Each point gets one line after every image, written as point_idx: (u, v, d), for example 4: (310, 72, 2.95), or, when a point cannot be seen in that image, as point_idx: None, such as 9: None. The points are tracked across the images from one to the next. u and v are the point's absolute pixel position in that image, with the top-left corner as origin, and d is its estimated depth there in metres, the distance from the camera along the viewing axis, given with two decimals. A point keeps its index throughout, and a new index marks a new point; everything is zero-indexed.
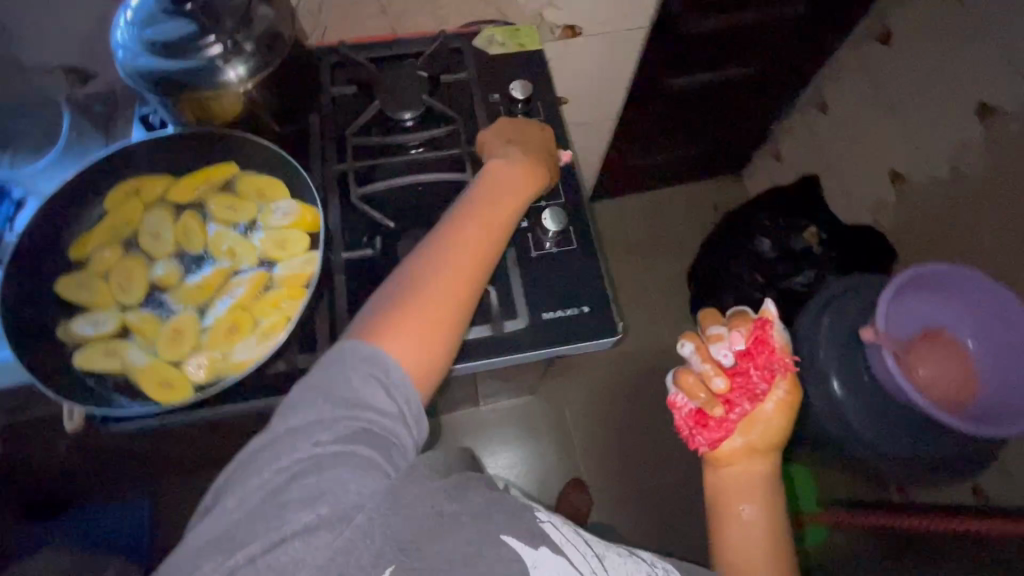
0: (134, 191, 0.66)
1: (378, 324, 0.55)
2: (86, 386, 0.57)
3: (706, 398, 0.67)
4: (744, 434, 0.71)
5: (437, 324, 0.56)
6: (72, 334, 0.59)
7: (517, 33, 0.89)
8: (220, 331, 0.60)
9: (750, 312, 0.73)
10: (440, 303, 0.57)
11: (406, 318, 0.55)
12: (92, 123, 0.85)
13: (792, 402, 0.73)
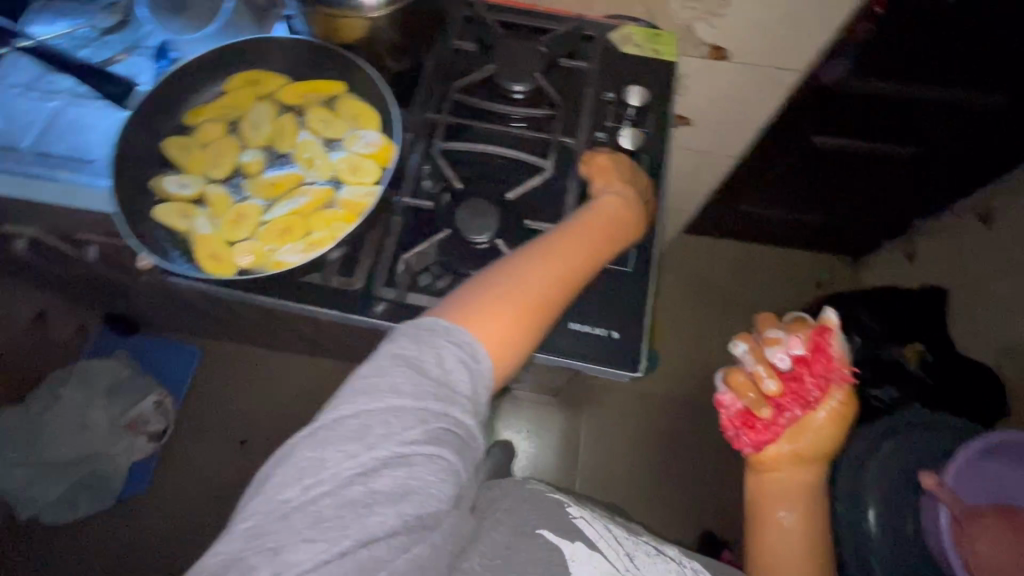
0: (251, 82, 0.72)
1: (466, 310, 0.58)
2: (157, 236, 0.65)
3: (754, 398, 0.78)
4: (793, 440, 0.78)
5: (515, 331, 0.59)
6: (161, 187, 0.66)
7: (657, 38, 0.85)
8: (275, 229, 0.65)
9: (809, 320, 0.80)
10: (523, 313, 0.60)
11: (491, 313, 0.59)
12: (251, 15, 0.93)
13: (844, 412, 0.78)
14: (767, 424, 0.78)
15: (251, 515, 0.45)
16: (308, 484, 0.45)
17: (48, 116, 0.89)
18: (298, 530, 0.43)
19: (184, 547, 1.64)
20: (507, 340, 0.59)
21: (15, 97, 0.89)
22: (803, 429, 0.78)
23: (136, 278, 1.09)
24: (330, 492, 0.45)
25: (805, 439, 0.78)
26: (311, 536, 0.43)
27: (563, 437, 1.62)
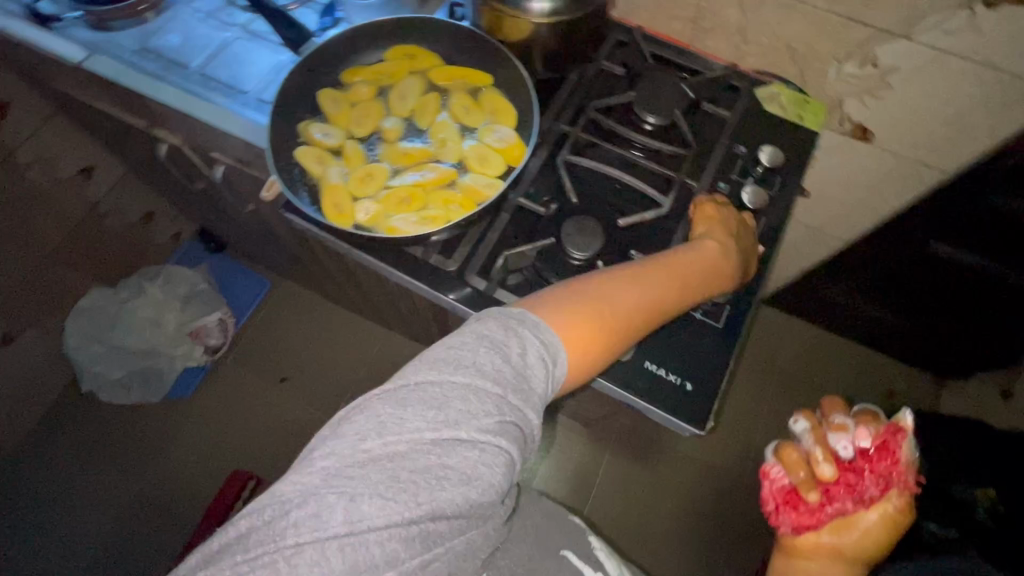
0: (408, 56, 0.76)
1: (552, 311, 0.58)
2: (294, 174, 0.69)
3: (804, 477, 0.70)
4: (831, 533, 0.71)
5: (593, 347, 0.59)
6: (307, 131, 0.71)
7: (804, 105, 0.83)
8: (396, 196, 0.68)
9: (882, 415, 0.73)
10: (603, 333, 0.60)
11: (574, 323, 0.59)
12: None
13: (898, 520, 0.70)
14: (810, 509, 0.71)
15: (328, 455, 0.46)
16: (388, 438, 0.47)
17: (220, 43, 0.99)
18: (372, 483, 0.45)
19: (209, 458, 1.74)
20: (583, 355, 0.59)
21: (200, 23, 1.01)
22: (848, 525, 0.71)
23: (247, 204, 1.18)
24: (404, 456, 0.46)
25: (845, 535, 0.71)
26: (381, 490, 0.45)
27: (584, 466, 1.60)
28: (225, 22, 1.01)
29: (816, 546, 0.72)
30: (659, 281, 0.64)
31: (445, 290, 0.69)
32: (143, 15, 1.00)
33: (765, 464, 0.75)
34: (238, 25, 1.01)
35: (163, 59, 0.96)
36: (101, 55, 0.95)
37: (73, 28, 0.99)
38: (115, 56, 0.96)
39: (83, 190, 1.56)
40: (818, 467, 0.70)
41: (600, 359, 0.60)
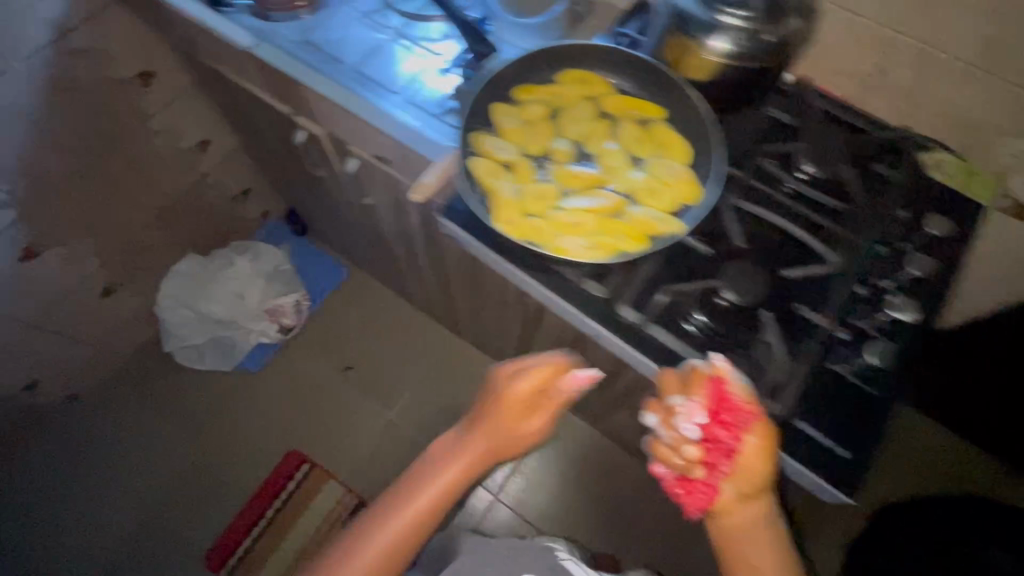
0: (582, 80, 0.81)
1: (326, 574, 0.71)
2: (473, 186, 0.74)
3: (683, 462, 0.62)
4: (762, 556, 0.63)
5: (374, 557, 0.72)
6: (483, 145, 0.76)
7: (972, 176, 0.86)
8: (572, 217, 0.74)
9: (701, 365, 0.68)
10: (385, 558, 0.72)
11: (357, 548, 0.73)
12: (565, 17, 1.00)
13: (768, 447, 0.63)
14: (733, 533, 0.63)
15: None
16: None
17: (373, 44, 1.03)
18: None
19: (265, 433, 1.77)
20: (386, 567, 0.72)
21: (358, 23, 1.05)
22: (764, 534, 0.63)
23: (364, 197, 1.22)
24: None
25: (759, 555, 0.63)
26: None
27: (627, 492, 1.61)
28: (383, 25, 1.05)
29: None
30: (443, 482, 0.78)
31: (603, 321, 0.72)
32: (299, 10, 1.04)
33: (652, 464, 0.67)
34: (395, 29, 1.05)
35: (319, 52, 1.01)
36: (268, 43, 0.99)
37: (242, 15, 1.04)
38: (279, 45, 1.00)
39: (196, 162, 1.63)
40: (683, 454, 0.62)
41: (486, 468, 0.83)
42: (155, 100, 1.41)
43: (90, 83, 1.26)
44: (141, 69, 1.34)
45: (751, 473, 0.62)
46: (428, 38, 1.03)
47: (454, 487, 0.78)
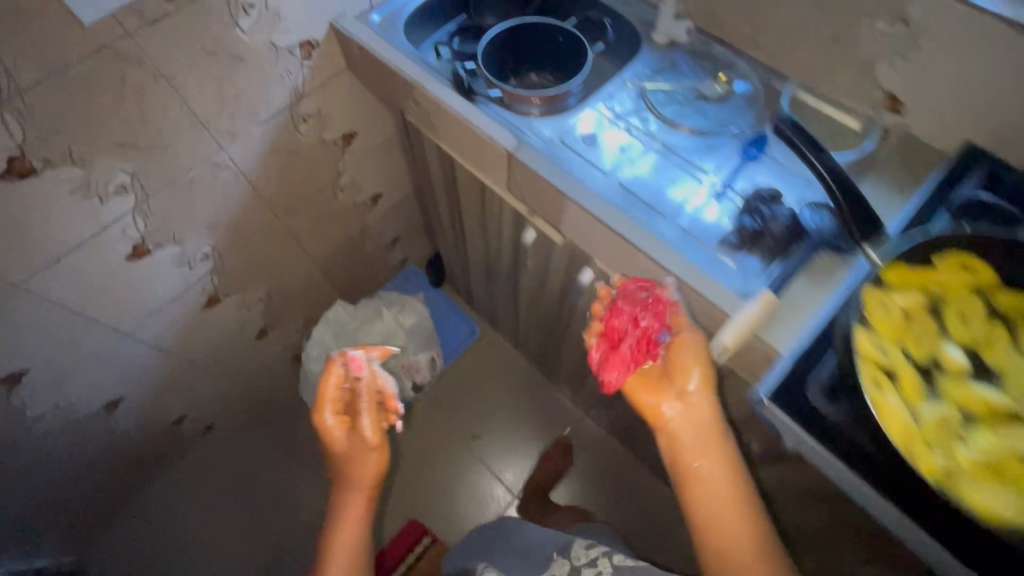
0: (972, 270, 0.71)
1: (341, 487, 1.00)
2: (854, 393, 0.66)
3: (608, 333, 0.86)
4: (724, 495, 0.74)
5: (359, 499, 0.98)
6: (861, 339, 0.67)
7: None
8: (987, 456, 0.61)
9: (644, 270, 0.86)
10: (357, 518, 0.97)
11: (355, 488, 0.98)
12: (849, 151, 0.90)
13: (694, 343, 0.79)
14: (686, 451, 0.78)
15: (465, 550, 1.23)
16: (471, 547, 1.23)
17: (627, 150, 0.95)
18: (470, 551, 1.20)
19: (385, 494, 1.72)
20: (363, 507, 0.98)
21: (614, 124, 0.98)
22: (708, 452, 0.77)
23: (577, 299, 1.13)
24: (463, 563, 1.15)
25: (714, 489, 0.75)
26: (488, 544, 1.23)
27: None
28: (643, 130, 0.97)
29: (731, 532, 0.72)
30: (344, 478, 0.99)
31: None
32: (533, 104, 0.97)
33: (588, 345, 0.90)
34: (655, 135, 0.97)
35: (571, 154, 0.94)
36: (528, 145, 0.93)
37: (497, 108, 0.99)
38: (538, 147, 0.94)
39: (365, 215, 1.60)
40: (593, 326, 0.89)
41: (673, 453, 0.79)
42: (349, 158, 1.39)
43: (302, 145, 1.24)
44: (346, 131, 1.31)
45: (675, 375, 0.80)
46: (690, 150, 0.95)
47: (680, 461, 0.78)
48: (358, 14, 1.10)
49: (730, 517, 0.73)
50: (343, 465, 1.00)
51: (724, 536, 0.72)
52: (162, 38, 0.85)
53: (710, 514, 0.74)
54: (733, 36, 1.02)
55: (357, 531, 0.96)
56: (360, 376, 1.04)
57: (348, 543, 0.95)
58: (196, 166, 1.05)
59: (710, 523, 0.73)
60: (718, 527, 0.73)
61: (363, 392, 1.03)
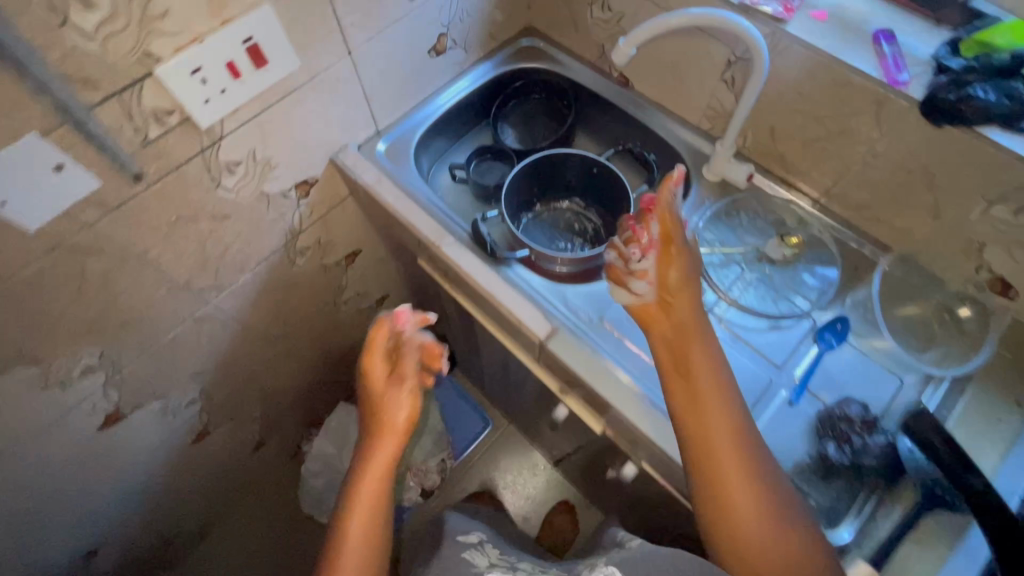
0: None
1: (358, 465, 0.70)
2: None
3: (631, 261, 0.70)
4: (784, 523, 0.60)
5: (381, 462, 0.69)
6: None
7: None
8: None
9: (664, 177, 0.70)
10: (385, 474, 0.69)
11: (378, 456, 0.69)
12: (947, 352, 0.77)
13: (678, 235, 0.70)
14: (731, 448, 0.62)
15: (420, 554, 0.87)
16: None
17: None
18: None
19: None
20: (371, 499, 0.68)
21: None
22: (749, 462, 0.62)
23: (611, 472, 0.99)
24: None
25: (772, 526, 0.59)
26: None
27: None
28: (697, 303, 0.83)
29: (766, 534, 0.59)
30: (390, 396, 0.69)
31: None
32: (560, 262, 0.85)
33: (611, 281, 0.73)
34: (710, 310, 0.83)
35: (611, 336, 0.81)
36: (563, 330, 0.79)
37: (525, 274, 0.86)
38: (575, 331, 0.80)
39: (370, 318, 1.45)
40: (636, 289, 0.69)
41: (681, 410, 0.65)
42: (353, 273, 1.24)
43: (299, 274, 1.09)
44: (350, 251, 1.16)
45: (634, 268, 0.70)
46: (752, 332, 0.81)
47: (712, 441, 0.62)
48: (363, 144, 0.96)
49: (802, 561, 0.58)
50: (377, 416, 0.70)
51: (749, 535, 0.59)
52: (129, 221, 0.71)
53: (740, 502, 0.60)
54: (804, 181, 0.87)
55: (379, 498, 0.68)
56: (423, 327, 0.72)
57: (357, 523, 0.66)
58: (175, 325, 0.91)
59: (744, 526, 0.60)
60: (749, 549, 0.59)
61: (410, 338, 0.70)
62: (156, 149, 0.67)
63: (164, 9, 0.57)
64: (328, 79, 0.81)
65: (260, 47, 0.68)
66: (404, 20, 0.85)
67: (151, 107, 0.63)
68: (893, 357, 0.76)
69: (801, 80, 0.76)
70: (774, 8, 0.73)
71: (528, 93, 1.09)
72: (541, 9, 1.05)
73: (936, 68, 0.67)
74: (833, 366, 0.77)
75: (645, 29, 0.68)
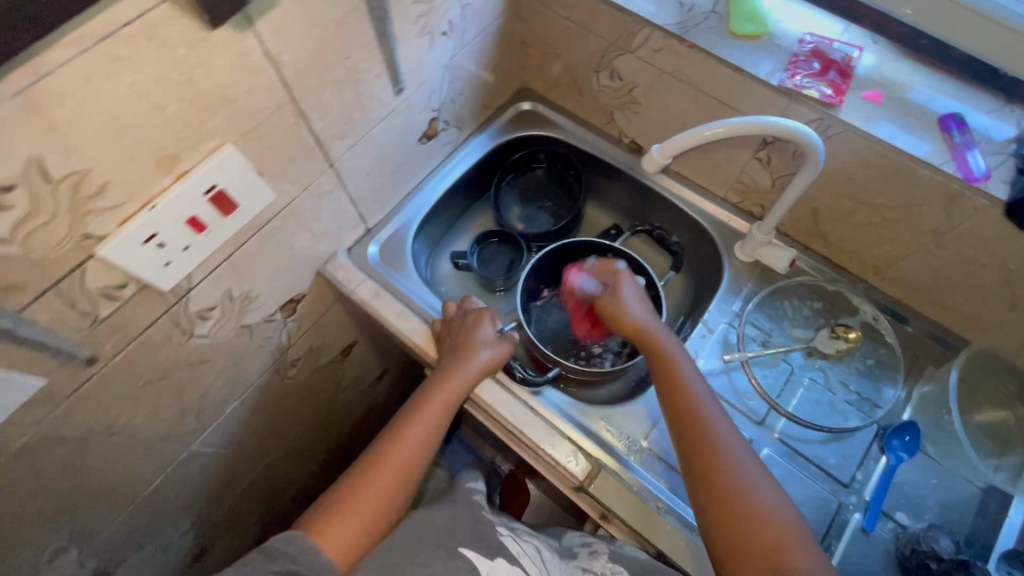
0: None
1: (399, 422, 0.69)
2: None
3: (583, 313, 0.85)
4: (769, 509, 0.58)
5: (427, 418, 0.69)
6: None
7: None
8: None
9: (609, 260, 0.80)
10: (441, 410, 0.70)
11: (427, 407, 0.70)
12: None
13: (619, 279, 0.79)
14: (719, 436, 0.62)
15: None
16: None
17: None
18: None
19: None
20: (404, 465, 0.66)
21: None
22: (724, 444, 0.62)
23: None
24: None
25: (761, 510, 0.58)
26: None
27: None
28: (746, 415, 0.73)
29: (766, 531, 0.57)
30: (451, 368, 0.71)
31: None
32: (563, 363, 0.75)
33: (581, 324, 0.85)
34: (762, 421, 0.73)
35: (650, 462, 0.71)
36: (603, 469, 0.70)
37: (548, 393, 0.76)
38: (615, 466, 0.70)
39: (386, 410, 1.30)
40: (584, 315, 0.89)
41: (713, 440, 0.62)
42: (353, 368, 1.08)
43: (293, 386, 0.95)
44: (346, 344, 1.00)
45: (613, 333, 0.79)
46: (811, 445, 0.72)
47: (693, 429, 0.63)
48: (352, 246, 0.83)
49: (785, 546, 0.56)
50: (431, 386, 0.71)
51: (737, 511, 0.58)
52: (89, 402, 0.60)
53: (734, 496, 0.59)
54: (854, 261, 0.78)
55: (415, 459, 0.67)
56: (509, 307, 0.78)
57: (390, 472, 0.65)
58: (158, 479, 0.79)
59: (742, 521, 0.57)
60: (734, 520, 0.58)
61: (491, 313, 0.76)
62: (111, 325, 0.56)
63: (101, 184, 0.46)
64: (310, 197, 0.69)
65: (226, 192, 0.56)
66: (391, 116, 0.73)
67: (98, 288, 0.52)
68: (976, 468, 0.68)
69: (854, 166, 0.67)
70: (821, 91, 0.64)
71: (529, 163, 0.97)
72: (536, 72, 0.93)
73: (1022, 166, 0.58)
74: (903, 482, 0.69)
75: (684, 138, 0.62)
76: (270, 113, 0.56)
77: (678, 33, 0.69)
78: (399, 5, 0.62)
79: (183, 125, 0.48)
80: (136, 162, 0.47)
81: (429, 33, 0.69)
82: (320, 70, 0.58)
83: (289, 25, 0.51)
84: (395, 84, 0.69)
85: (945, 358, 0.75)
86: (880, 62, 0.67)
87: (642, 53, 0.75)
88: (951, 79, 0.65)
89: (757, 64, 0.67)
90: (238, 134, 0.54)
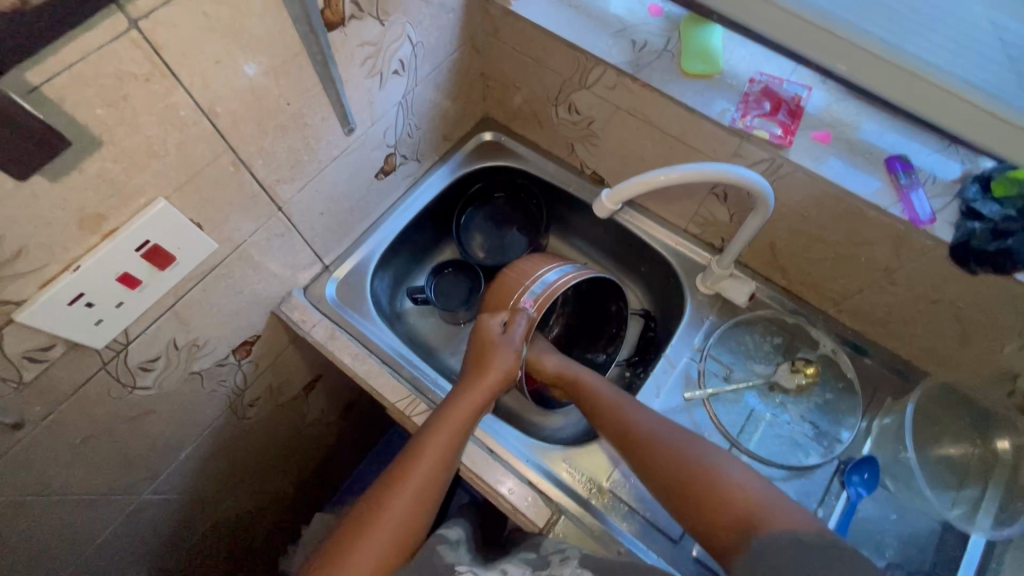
0: None
1: (418, 440, 0.64)
2: None
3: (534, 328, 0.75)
4: (734, 478, 0.59)
5: (444, 442, 0.64)
6: None
7: None
8: None
9: (530, 334, 0.73)
10: (459, 433, 0.65)
11: (445, 430, 0.65)
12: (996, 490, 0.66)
13: (530, 328, 0.73)
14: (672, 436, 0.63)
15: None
16: None
17: None
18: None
19: None
20: (419, 493, 0.61)
21: None
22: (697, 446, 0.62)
23: None
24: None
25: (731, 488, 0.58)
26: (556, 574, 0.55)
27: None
28: None
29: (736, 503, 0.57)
30: (478, 384, 0.69)
31: None
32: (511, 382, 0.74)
33: (524, 300, 0.73)
34: None
35: (604, 502, 0.71)
36: (563, 514, 0.69)
37: (513, 434, 0.74)
38: (577, 510, 0.69)
39: (358, 442, 1.26)
40: (527, 309, 0.72)
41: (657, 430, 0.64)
42: (320, 402, 1.05)
43: (253, 427, 0.90)
44: (308, 379, 0.96)
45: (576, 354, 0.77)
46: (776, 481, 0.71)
47: (627, 419, 0.66)
48: (309, 284, 0.81)
49: (760, 506, 0.56)
50: (449, 406, 0.67)
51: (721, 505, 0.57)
52: (20, 463, 0.57)
53: (693, 480, 0.59)
54: (812, 295, 0.78)
55: (429, 492, 0.61)
56: (533, 329, 0.74)
57: (415, 490, 0.61)
58: (104, 534, 0.75)
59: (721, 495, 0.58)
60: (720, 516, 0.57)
61: (525, 331, 0.72)
62: (38, 388, 0.54)
63: (16, 250, 0.44)
64: (258, 242, 0.67)
65: (161, 247, 0.54)
66: (343, 155, 0.71)
67: (21, 353, 0.49)
68: (937, 509, 0.67)
69: (806, 205, 0.67)
70: (772, 132, 0.64)
71: (491, 193, 0.96)
72: (498, 102, 0.92)
73: (966, 210, 0.59)
74: (865, 514, 0.69)
75: (633, 184, 0.63)
76: (206, 164, 0.54)
77: (630, 72, 0.69)
78: (343, 49, 0.60)
79: (107, 184, 0.47)
80: (54, 226, 0.45)
81: (378, 73, 0.68)
82: (256, 118, 0.56)
83: (218, 78, 0.50)
84: (344, 125, 0.67)
85: (903, 389, 0.75)
86: (830, 100, 0.67)
87: (597, 90, 0.74)
88: (898, 118, 0.66)
89: (709, 103, 0.67)
90: (171, 188, 0.52)
